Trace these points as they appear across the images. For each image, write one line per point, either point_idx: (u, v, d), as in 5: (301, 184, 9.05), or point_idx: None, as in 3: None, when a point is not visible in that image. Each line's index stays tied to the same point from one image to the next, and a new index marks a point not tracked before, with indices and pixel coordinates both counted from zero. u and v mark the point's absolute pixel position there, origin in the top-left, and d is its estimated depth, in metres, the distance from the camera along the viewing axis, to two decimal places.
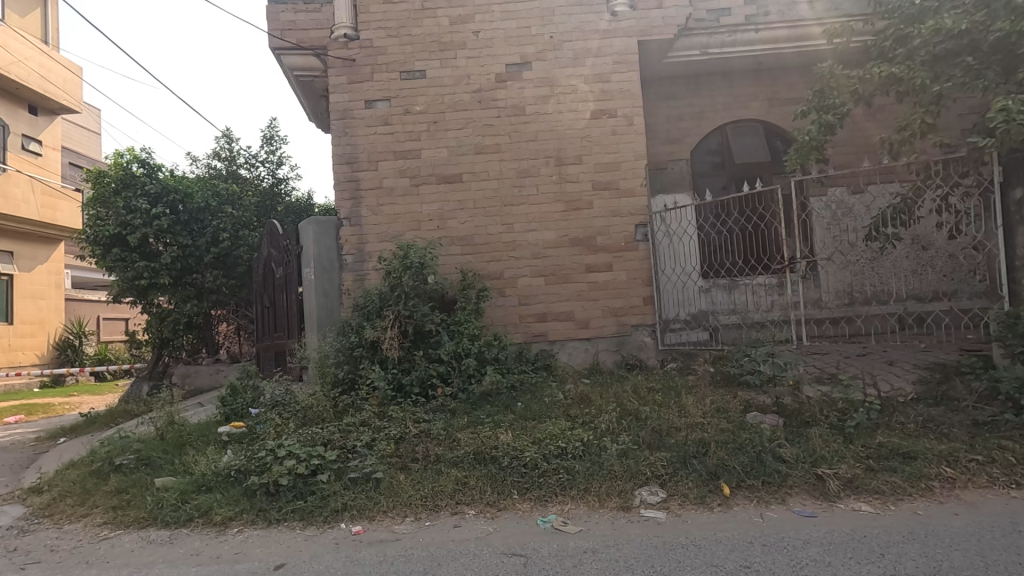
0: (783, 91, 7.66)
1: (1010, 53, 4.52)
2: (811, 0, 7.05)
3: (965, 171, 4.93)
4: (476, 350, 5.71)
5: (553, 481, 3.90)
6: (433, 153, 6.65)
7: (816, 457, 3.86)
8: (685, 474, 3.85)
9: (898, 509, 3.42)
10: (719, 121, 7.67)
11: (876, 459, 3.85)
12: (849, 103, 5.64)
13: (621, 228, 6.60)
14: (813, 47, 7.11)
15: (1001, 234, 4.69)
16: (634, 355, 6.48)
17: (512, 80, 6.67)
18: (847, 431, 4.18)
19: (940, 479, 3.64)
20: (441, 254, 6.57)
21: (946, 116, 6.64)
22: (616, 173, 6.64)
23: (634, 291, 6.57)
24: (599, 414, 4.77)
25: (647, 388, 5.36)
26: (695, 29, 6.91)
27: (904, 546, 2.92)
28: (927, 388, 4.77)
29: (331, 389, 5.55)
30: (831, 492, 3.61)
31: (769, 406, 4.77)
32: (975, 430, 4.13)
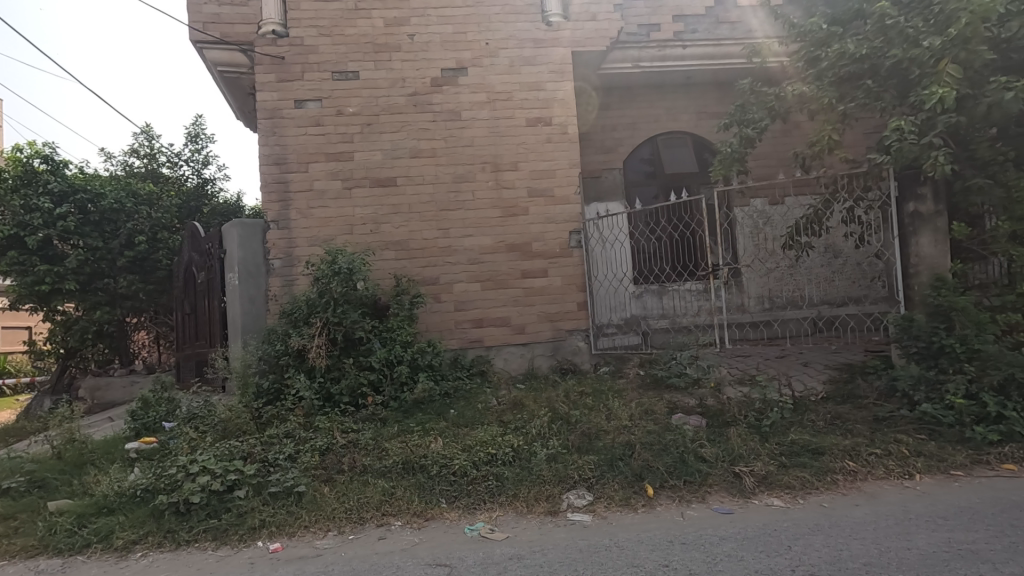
0: (710, 105, 8.03)
1: (903, 78, 4.92)
2: (735, 20, 7.43)
3: (867, 186, 5.33)
4: (409, 358, 5.65)
5: (482, 487, 3.88)
6: (367, 156, 6.50)
7: (734, 456, 4.03)
8: (612, 476, 3.93)
9: (806, 502, 3.61)
10: (651, 132, 7.95)
11: (788, 456, 4.06)
12: (766, 119, 5.98)
13: (556, 235, 6.68)
14: (734, 65, 7.53)
15: (898, 243, 5.11)
16: (568, 360, 6.58)
17: (447, 85, 6.65)
18: (763, 430, 4.40)
19: (845, 472, 3.89)
20: (375, 259, 6.44)
21: (852, 134, 7.16)
22: (551, 180, 6.73)
23: (569, 296, 6.67)
24: (531, 419, 4.81)
25: (579, 392, 5.44)
26: (626, 42, 7.16)
27: (810, 537, 3.09)
28: (834, 387, 5.11)
29: (254, 400, 5.32)
30: (746, 488, 3.77)
31: (694, 407, 4.96)
32: (875, 425, 4.44)
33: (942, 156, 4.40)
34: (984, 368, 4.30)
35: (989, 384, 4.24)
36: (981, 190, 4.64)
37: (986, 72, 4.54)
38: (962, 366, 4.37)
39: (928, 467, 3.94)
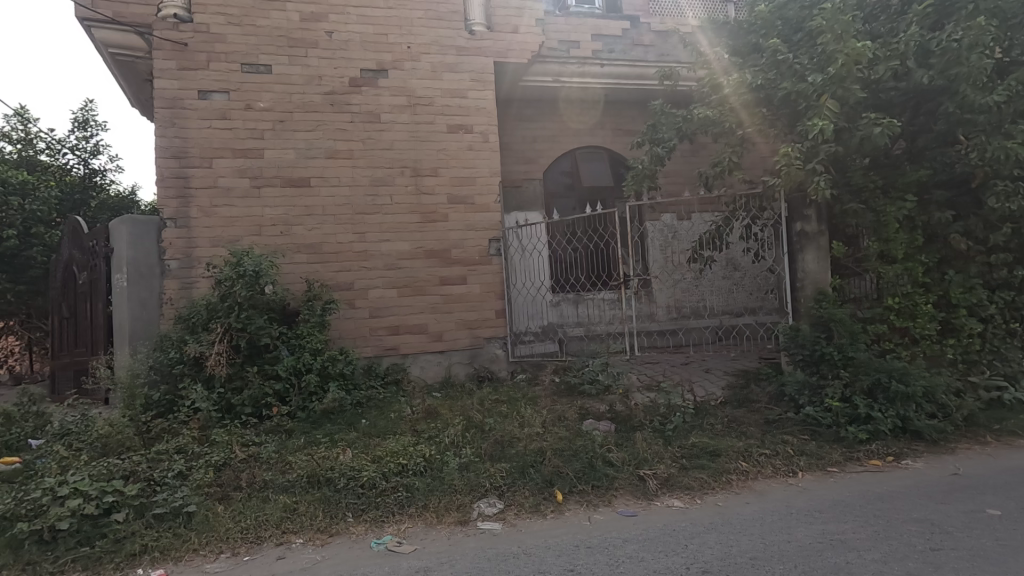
0: (626, 123, 8.40)
1: (793, 109, 5.39)
2: (648, 44, 7.84)
3: (762, 207, 5.80)
4: (319, 366, 5.42)
5: (392, 499, 3.78)
6: (279, 154, 6.20)
7: (639, 460, 4.20)
8: (523, 483, 3.95)
9: (703, 502, 3.81)
10: (570, 145, 8.19)
11: (688, 458, 4.29)
12: (675, 138, 6.36)
13: (475, 242, 6.69)
14: (649, 86, 7.88)
15: (788, 259, 5.59)
16: (486, 367, 6.59)
17: (367, 86, 6.49)
18: (667, 433, 4.63)
19: (738, 472, 4.15)
20: (285, 262, 6.14)
21: (750, 158, 7.75)
22: (471, 188, 6.74)
23: (487, 304, 6.69)
24: (445, 428, 4.76)
25: (494, 401, 5.46)
26: (547, 56, 7.34)
27: (704, 535, 3.27)
28: (732, 392, 5.48)
29: (142, 413, 4.89)
30: (649, 491, 3.92)
31: (604, 413, 5.13)
32: (766, 428, 4.81)
33: (823, 182, 4.88)
34: (856, 373, 4.77)
35: (860, 389, 4.72)
36: (856, 213, 5.18)
37: (859, 109, 5.08)
38: (839, 371, 4.84)
39: (809, 465, 4.29)
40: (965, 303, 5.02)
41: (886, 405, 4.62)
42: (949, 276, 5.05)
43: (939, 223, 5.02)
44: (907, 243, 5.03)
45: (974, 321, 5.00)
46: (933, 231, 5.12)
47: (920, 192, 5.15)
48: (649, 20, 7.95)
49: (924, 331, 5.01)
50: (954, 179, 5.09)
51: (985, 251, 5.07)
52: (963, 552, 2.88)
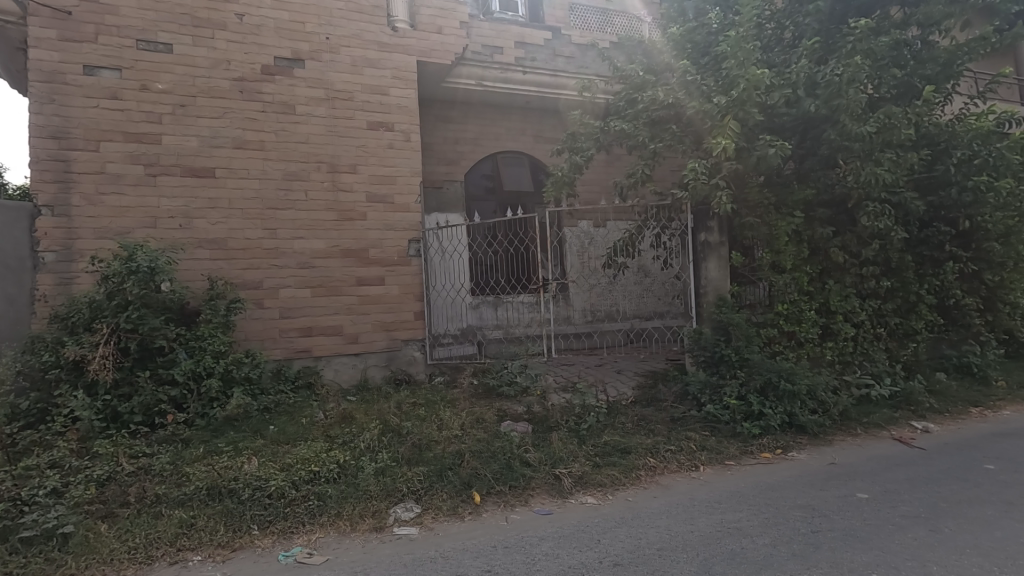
0: (546, 131, 8.60)
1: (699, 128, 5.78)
2: (569, 56, 8.08)
3: (671, 217, 6.20)
4: (221, 370, 5.07)
5: (302, 509, 3.60)
6: (179, 141, 5.74)
7: (555, 459, 4.30)
8: (441, 486, 3.92)
9: (615, 498, 3.97)
10: (491, 149, 8.26)
11: (601, 456, 4.46)
12: (592, 148, 6.62)
13: (394, 242, 6.55)
14: (568, 96, 8.11)
15: (693, 266, 6.00)
16: (403, 370, 6.48)
17: (280, 75, 6.17)
18: (581, 433, 4.78)
19: (647, 468, 4.37)
20: (185, 258, 5.68)
21: (660, 171, 8.20)
22: (391, 186, 6.59)
23: (406, 305, 6.57)
24: (360, 433, 4.62)
25: (411, 404, 5.38)
26: (470, 59, 7.39)
27: (616, 530, 3.42)
28: (641, 392, 5.77)
29: (6, 424, 4.33)
30: (564, 489, 4.02)
31: (521, 414, 5.21)
32: (672, 425, 5.11)
33: (725, 197, 5.27)
34: (751, 373, 5.21)
35: (753, 387, 5.15)
36: (752, 226, 5.65)
37: (757, 131, 5.53)
38: (735, 372, 5.27)
39: (709, 459, 4.61)
40: (841, 310, 5.63)
41: (776, 402, 5.07)
42: (829, 286, 5.64)
43: (821, 237, 5.60)
44: (795, 255, 5.57)
45: (848, 326, 5.63)
46: (816, 244, 5.69)
47: (806, 210, 5.71)
48: (571, 33, 8.16)
49: (808, 335, 5.56)
50: (833, 199, 5.69)
51: (858, 264, 5.71)
52: (838, 533, 3.21)
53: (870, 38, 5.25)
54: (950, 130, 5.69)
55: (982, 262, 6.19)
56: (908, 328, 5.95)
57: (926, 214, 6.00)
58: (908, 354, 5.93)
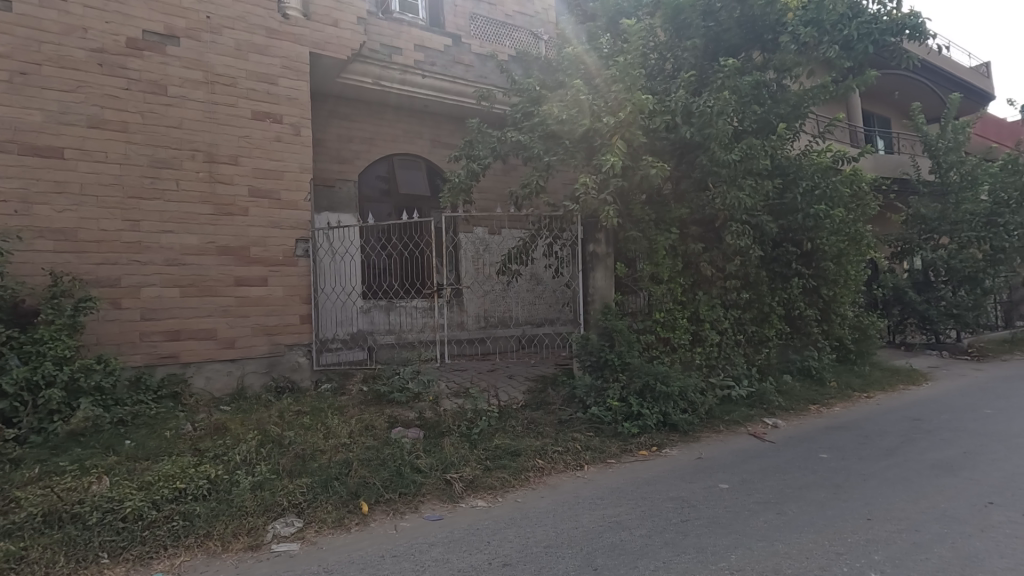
0: (444, 136, 8.59)
1: (590, 145, 6.12)
2: (469, 64, 8.14)
3: (563, 228, 6.56)
4: (65, 378, 4.45)
5: (163, 531, 3.25)
6: (18, 114, 4.98)
7: (446, 464, 4.28)
8: (325, 498, 3.73)
9: (504, 499, 4.04)
10: (387, 151, 8.10)
11: (492, 459, 4.52)
12: (489, 157, 6.75)
13: (279, 241, 6.15)
14: (465, 104, 8.18)
15: (583, 274, 6.43)
16: (286, 377, 6.09)
17: (150, 52, 5.59)
18: (473, 437, 4.82)
19: (535, 469, 4.50)
20: (22, 249, 4.92)
21: (553, 183, 8.53)
22: (277, 182, 6.19)
23: (291, 308, 6.19)
24: (236, 445, 4.28)
25: (295, 412, 5.08)
26: (368, 57, 7.25)
27: (505, 530, 3.48)
28: (531, 396, 5.96)
29: None
30: (455, 493, 4.01)
31: (413, 420, 5.13)
32: (559, 426, 5.32)
33: (611, 211, 5.62)
34: (631, 376, 5.62)
35: (633, 389, 5.55)
36: (635, 240, 6.09)
37: (641, 151, 5.96)
38: (618, 375, 5.67)
39: (593, 458, 4.85)
40: (708, 318, 6.24)
41: (653, 403, 5.50)
42: (699, 297, 6.23)
43: (693, 252, 6.18)
44: (671, 267, 6.09)
45: (714, 333, 6.25)
46: (689, 258, 6.26)
47: (681, 227, 6.26)
48: (470, 42, 8.23)
49: (680, 340, 6.10)
50: (704, 218, 6.28)
51: (722, 277, 6.37)
52: (703, 520, 3.53)
53: (736, 77, 5.91)
54: (797, 163, 6.54)
55: (820, 278, 7.17)
56: (762, 335, 6.73)
57: (778, 235, 6.83)
58: (762, 358, 6.73)
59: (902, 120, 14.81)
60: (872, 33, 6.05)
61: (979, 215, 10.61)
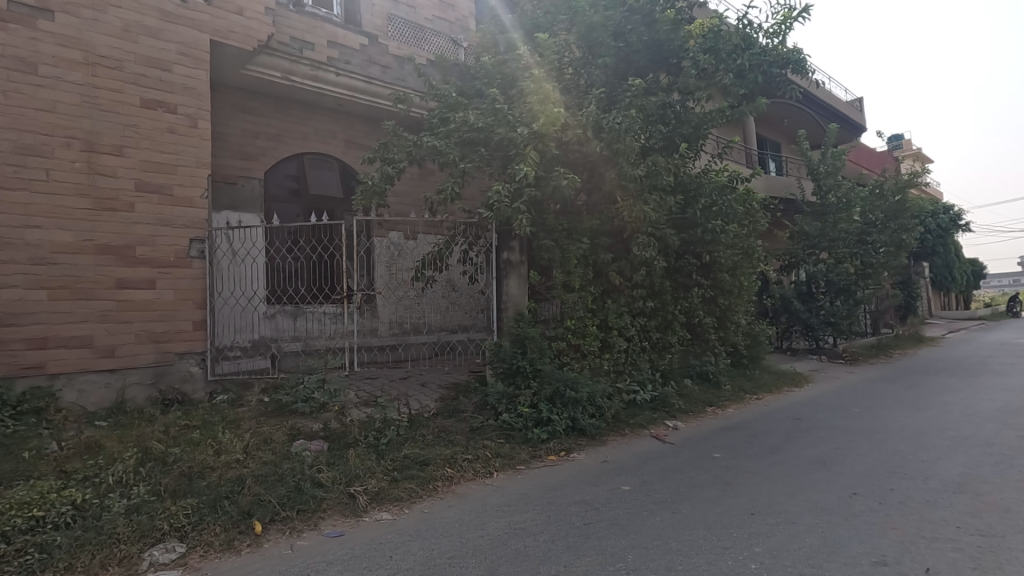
0: (359, 137, 8.34)
1: (505, 154, 6.18)
2: (386, 64, 7.97)
3: (478, 235, 6.60)
4: None
5: (14, 567, 2.88)
6: None
7: (350, 477, 4.12)
8: (213, 519, 3.46)
9: (410, 511, 3.93)
10: (297, 149, 7.74)
11: (399, 470, 4.41)
12: (404, 161, 6.65)
13: (170, 241, 5.67)
14: (381, 105, 8.01)
15: (496, 282, 6.49)
16: (175, 389, 5.61)
17: (17, 24, 5.00)
18: (380, 447, 4.69)
19: (443, 479, 4.43)
20: None
21: (470, 190, 8.54)
22: (169, 176, 5.71)
23: (183, 314, 5.71)
24: (110, 464, 3.89)
25: (182, 427, 4.69)
26: (276, 50, 6.91)
27: (409, 543, 3.40)
28: (443, 403, 5.92)
29: None
30: (358, 507, 3.86)
31: (317, 431, 4.91)
32: (471, 434, 5.30)
33: (524, 220, 5.70)
34: (542, 383, 5.75)
35: (543, 396, 5.67)
36: (548, 248, 6.23)
37: (553, 162, 6.11)
38: (529, 382, 5.76)
39: (502, 465, 4.86)
40: (616, 326, 6.50)
41: (562, 408, 5.64)
42: (608, 305, 6.47)
43: (602, 262, 6.41)
44: (582, 276, 6.28)
45: (621, 339, 6.52)
46: (599, 268, 6.48)
47: (592, 237, 6.47)
48: (387, 43, 8.07)
49: (590, 347, 6.29)
50: (614, 229, 6.52)
51: (630, 286, 6.65)
52: (604, 523, 3.65)
53: (643, 96, 6.23)
54: (698, 181, 6.98)
55: (717, 289, 7.69)
56: (665, 341, 7.12)
57: (681, 247, 7.25)
58: (665, 363, 7.10)
59: (791, 145, 16.29)
60: (762, 65, 6.61)
61: (852, 234, 11.86)
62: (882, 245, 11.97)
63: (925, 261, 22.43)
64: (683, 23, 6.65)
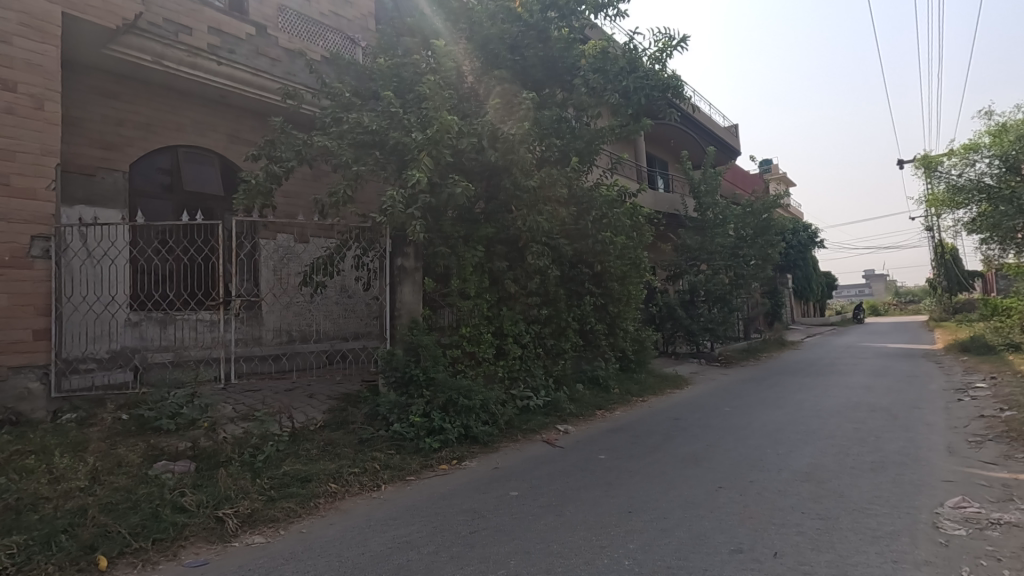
0: (243, 132, 7.79)
1: (400, 158, 6.06)
2: (275, 58, 7.54)
3: (371, 240, 6.44)
4: None
5: None
6: None
7: (219, 500, 3.81)
8: (45, 557, 3.03)
9: (286, 532, 3.68)
10: (170, 141, 7.08)
11: (277, 488, 4.15)
12: (293, 160, 6.31)
13: (5, 237, 4.93)
14: (269, 100, 7.55)
15: (389, 288, 6.34)
16: (8, 408, 4.86)
17: None
18: (256, 466, 4.39)
19: (326, 495, 4.21)
20: None
21: (365, 194, 8.28)
22: (6, 163, 4.97)
23: (19, 321, 4.97)
24: None
25: (14, 452, 4.08)
26: (146, 31, 6.29)
27: (282, 567, 3.19)
28: (331, 415, 5.67)
29: None
30: (227, 532, 3.56)
31: (183, 451, 4.49)
32: (359, 446, 5.12)
33: (418, 226, 5.62)
34: (435, 392, 5.69)
35: (436, 405, 5.60)
36: (444, 256, 6.20)
37: (448, 170, 6.09)
38: (422, 391, 5.69)
39: (391, 477, 4.71)
40: (511, 333, 6.61)
41: (456, 416, 5.61)
42: (503, 313, 6.57)
43: (498, 269, 6.48)
44: (477, 284, 6.32)
45: (516, 346, 6.65)
46: (495, 276, 6.56)
47: (488, 245, 6.52)
48: (278, 35, 7.63)
49: (485, 354, 6.35)
50: (509, 238, 6.60)
51: (525, 294, 6.79)
52: (490, 530, 3.67)
53: (537, 110, 6.41)
54: (590, 195, 7.29)
55: (607, 297, 8.06)
56: (559, 348, 7.36)
57: (574, 257, 7.53)
58: (558, 369, 7.34)
59: (676, 164, 17.61)
60: (647, 89, 6.97)
61: (727, 248, 12.99)
62: (752, 259, 13.24)
63: (789, 273, 25.15)
64: (576, 43, 6.94)
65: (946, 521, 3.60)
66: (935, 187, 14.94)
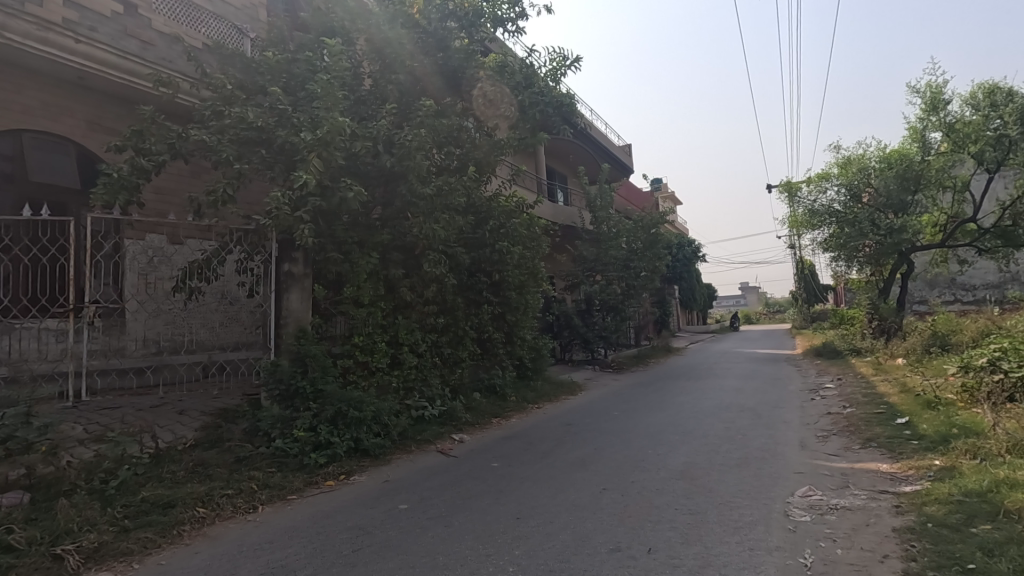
0: (105, 120, 7.00)
1: (288, 159, 5.75)
2: (146, 40, 6.86)
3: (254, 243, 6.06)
4: None
5: None
6: None
7: (58, 535, 3.36)
8: None
9: (141, 566, 3.29)
10: (11, 124, 6.20)
11: (132, 518, 3.73)
12: (164, 154, 5.75)
13: None
14: (140, 86, 6.85)
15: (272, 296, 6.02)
16: None
17: None
18: (108, 493, 3.92)
19: (192, 521, 3.83)
20: None
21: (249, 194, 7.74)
22: None
23: None
24: None
25: None
26: None
27: None
28: (204, 433, 5.23)
29: None
30: (65, 571, 3.12)
31: (17, 480, 3.93)
32: (234, 466, 4.74)
33: (307, 230, 5.34)
34: (323, 404, 5.42)
35: (323, 418, 5.32)
36: (335, 262, 5.95)
37: (341, 173, 5.87)
38: (309, 404, 5.40)
39: (269, 497, 4.39)
40: (406, 342, 6.49)
41: (344, 430, 5.36)
42: (398, 321, 6.43)
43: (393, 277, 6.32)
44: (371, 292, 6.13)
45: (410, 355, 6.54)
46: (391, 283, 6.39)
47: (383, 252, 6.32)
48: (151, 16, 6.96)
49: (378, 364, 6.17)
50: (405, 245, 6.43)
51: (421, 302, 6.69)
52: (374, 547, 3.54)
53: (435, 119, 6.31)
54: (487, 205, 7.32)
55: (505, 306, 8.14)
56: (456, 356, 7.33)
57: (472, 266, 7.55)
58: (454, 378, 7.30)
59: (574, 178, 18.31)
60: (542, 104, 7.14)
61: (620, 260, 13.67)
62: (642, 270, 14.04)
63: (675, 283, 27.02)
64: (475, 54, 6.96)
65: (795, 509, 4.02)
66: (796, 211, 16.65)
